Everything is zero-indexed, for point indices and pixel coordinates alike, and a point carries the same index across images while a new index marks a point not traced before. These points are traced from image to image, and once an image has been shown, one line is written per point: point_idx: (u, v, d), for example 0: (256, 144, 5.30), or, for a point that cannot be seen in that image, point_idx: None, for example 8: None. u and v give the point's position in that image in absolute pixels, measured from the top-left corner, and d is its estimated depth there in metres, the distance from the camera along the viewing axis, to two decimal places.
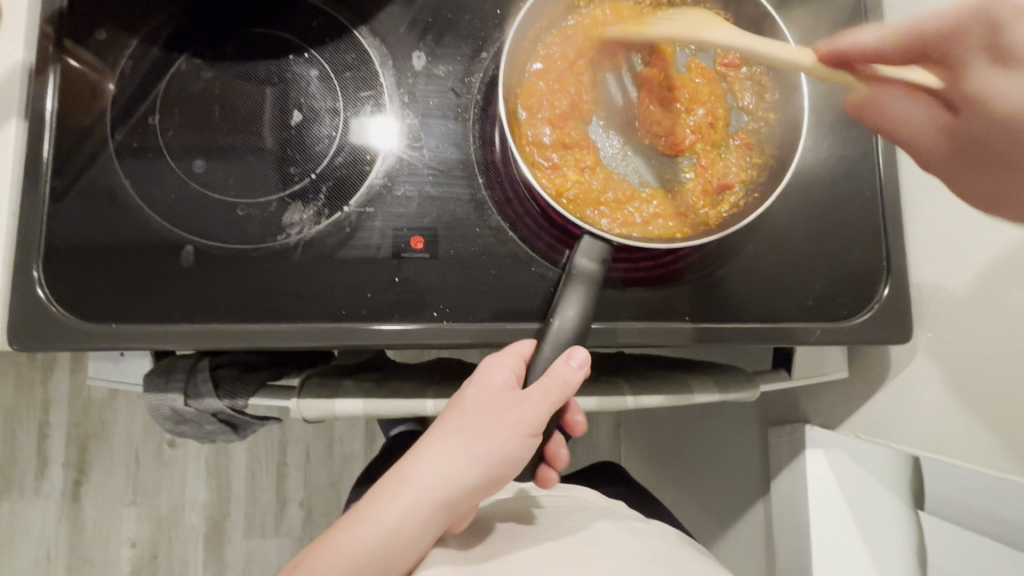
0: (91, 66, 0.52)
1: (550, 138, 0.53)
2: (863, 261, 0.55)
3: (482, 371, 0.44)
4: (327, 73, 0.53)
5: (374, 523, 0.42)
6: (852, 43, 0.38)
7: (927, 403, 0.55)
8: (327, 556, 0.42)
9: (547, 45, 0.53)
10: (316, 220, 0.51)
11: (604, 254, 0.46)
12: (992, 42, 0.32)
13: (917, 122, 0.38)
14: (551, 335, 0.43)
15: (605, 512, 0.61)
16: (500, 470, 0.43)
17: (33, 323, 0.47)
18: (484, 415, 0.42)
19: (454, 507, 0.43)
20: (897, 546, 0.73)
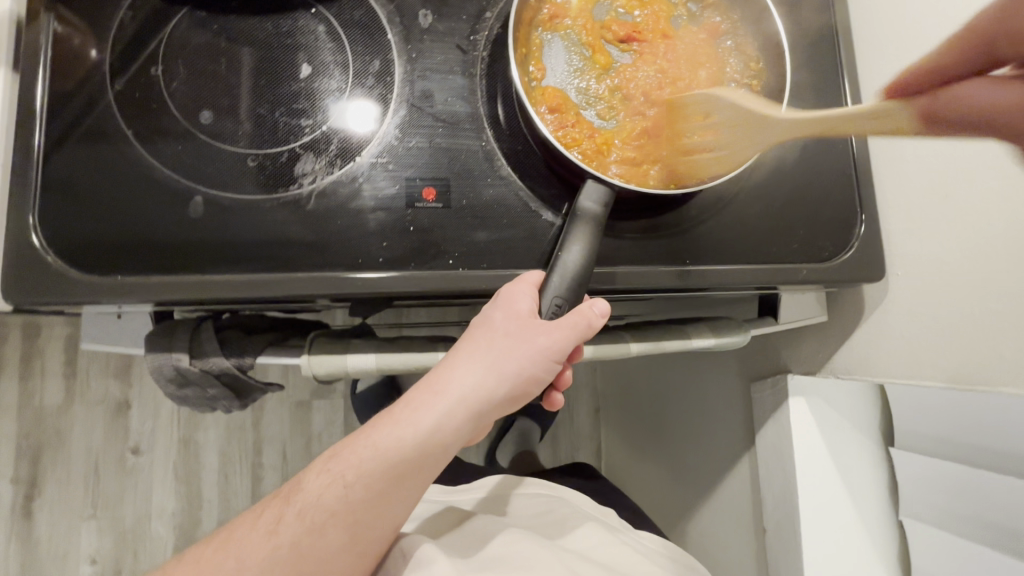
0: (85, 18, 0.52)
1: (554, 90, 0.55)
2: (839, 208, 0.60)
3: (508, 296, 0.45)
4: (335, 30, 0.54)
5: (409, 429, 0.44)
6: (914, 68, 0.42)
7: (902, 336, 0.60)
8: (362, 452, 0.44)
9: (549, 7, 0.56)
10: (328, 169, 0.52)
11: (607, 198, 0.49)
12: None
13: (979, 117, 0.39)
14: (562, 270, 0.45)
15: (591, 517, 0.65)
16: (524, 390, 0.45)
17: (29, 272, 0.46)
18: (512, 338, 0.44)
19: (482, 420, 0.45)
20: (871, 485, 0.79)
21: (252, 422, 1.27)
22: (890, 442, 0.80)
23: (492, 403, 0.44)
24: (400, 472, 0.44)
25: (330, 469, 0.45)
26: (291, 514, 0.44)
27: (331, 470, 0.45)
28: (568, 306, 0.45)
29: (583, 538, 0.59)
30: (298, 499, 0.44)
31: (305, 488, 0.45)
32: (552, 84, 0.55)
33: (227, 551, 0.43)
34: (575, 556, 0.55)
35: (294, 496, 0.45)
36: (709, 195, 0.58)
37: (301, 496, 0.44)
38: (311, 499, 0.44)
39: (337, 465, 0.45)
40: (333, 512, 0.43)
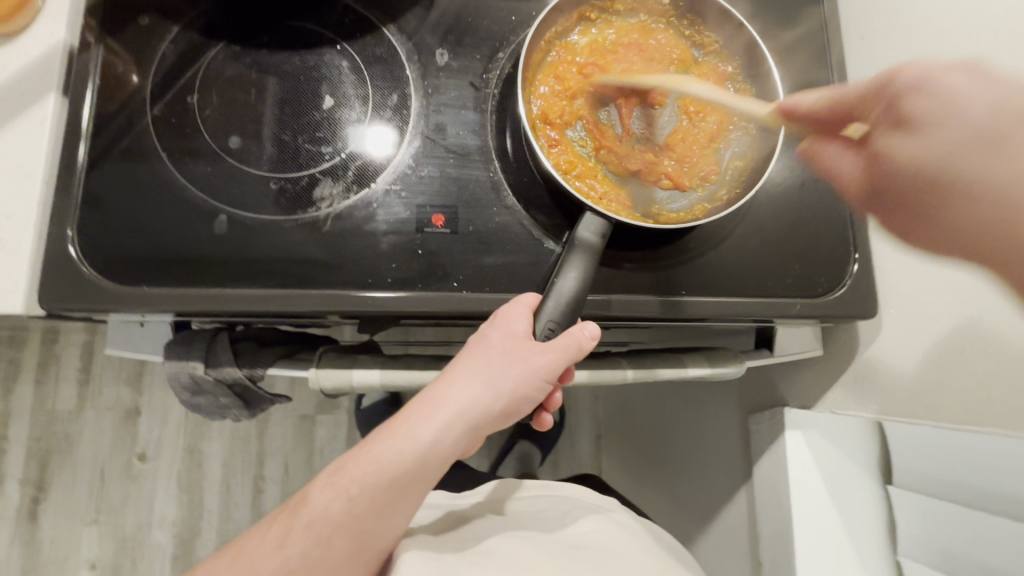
0: (130, 49, 0.56)
1: (557, 120, 0.58)
2: (833, 246, 0.62)
3: (504, 317, 0.47)
4: (358, 65, 0.58)
5: (409, 442, 0.45)
6: (830, 157, 0.54)
7: (894, 373, 0.62)
8: (367, 465, 0.46)
9: (559, 48, 0.60)
10: (345, 194, 0.55)
11: (604, 230, 0.51)
12: (892, 111, 0.49)
13: (852, 171, 0.53)
14: (556, 294, 0.48)
15: (591, 509, 0.65)
16: (519, 406, 0.47)
17: (64, 281, 0.49)
18: (508, 357, 0.46)
19: (478, 434, 0.47)
20: (868, 522, 0.79)
21: (256, 434, 1.28)
22: (888, 479, 0.80)
23: (489, 418, 0.46)
24: (402, 483, 0.45)
25: (334, 482, 0.46)
26: (298, 526, 0.45)
27: (336, 484, 0.46)
28: (560, 330, 0.47)
29: (580, 531, 0.60)
30: (305, 512, 0.46)
31: (312, 501, 0.46)
32: (556, 114, 0.59)
33: (238, 563, 0.45)
34: (573, 551, 0.55)
35: (299, 510, 0.46)
36: (706, 230, 0.61)
37: (307, 509, 0.46)
38: (317, 512, 0.46)
39: (342, 478, 0.46)
40: (338, 524, 0.45)
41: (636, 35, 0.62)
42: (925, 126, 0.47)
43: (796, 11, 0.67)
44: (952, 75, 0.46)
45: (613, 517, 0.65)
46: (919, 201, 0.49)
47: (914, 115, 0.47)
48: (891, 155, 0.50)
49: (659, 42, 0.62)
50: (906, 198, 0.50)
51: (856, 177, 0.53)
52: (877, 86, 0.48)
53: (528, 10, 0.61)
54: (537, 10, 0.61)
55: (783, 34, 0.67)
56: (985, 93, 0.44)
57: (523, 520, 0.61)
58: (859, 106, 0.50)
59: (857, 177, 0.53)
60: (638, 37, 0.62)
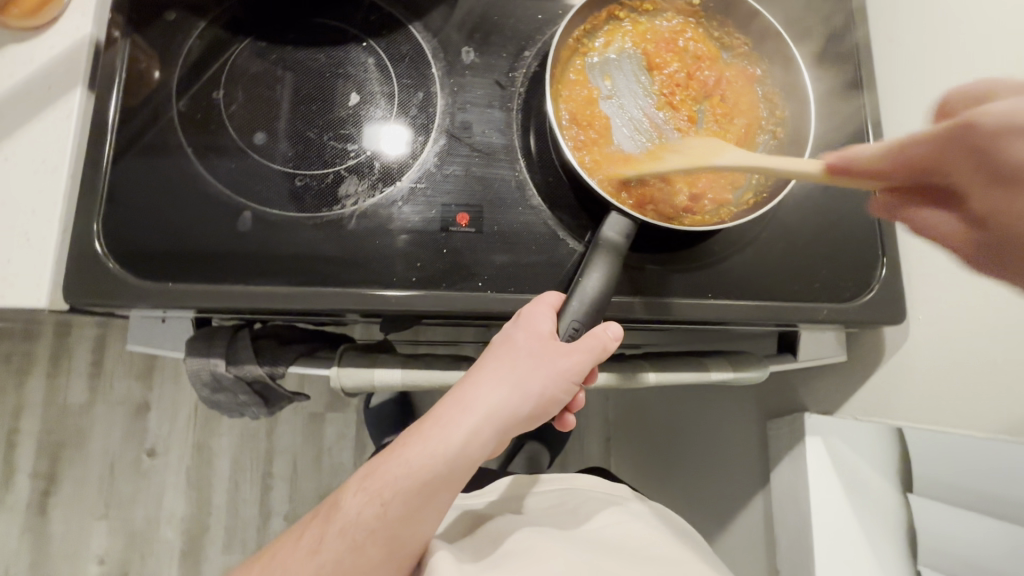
0: (155, 45, 0.56)
1: (584, 118, 0.58)
2: (860, 251, 0.61)
3: (529, 317, 0.47)
4: (384, 62, 0.58)
5: (439, 445, 0.45)
6: (920, 220, 0.42)
7: (921, 381, 0.60)
8: (397, 470, 0.45)
9: (588, 47, 0.60)
10: (370, 192, 0.55)
11: (628, 230, 0.51)
12: (980, 162, 0.36)
13: (951, 225, 0.40)
14: (581, 294, 0.47)
15: (607, 501, 0.64)
16: (549, 407, 0.46)
17: (89, 276, 0.49)
18: (535, 358, 0.45)
19: (508, 435, 0.46)
20: (888, 530, 0.77)
21: (266, 431, 1.28)
22: (908, 487, 0.79)
23: (519, 420, 0.46)
24: (434, 487, 0.45)
25: (365, 487, 0.46)
26: (332, 532, 0.45)
27: (367, 488, 0.46)
28: (584, 329, 0.47)
29: (600, 525, 0.59)
30: (338, 518, 0.45)
31: (343, 507, 0.46)
32: (581, 112, 0.58)
33: (275, 568, 0.45)
34: (593, 548, 0.55)
35: (333, 515, 0.46)
36: (732, 233, 0.60)
37: (340, 514, 0.46)
38: (349, 518, 0.45)
39: (372, 484, 0.46)
40: (372, 528, 0.45)
41: (662, 36, 0.62)
42: (1015, 171, 0.35)
43: (822, 14, 0.67)
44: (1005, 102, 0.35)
45: (631, 508, 0.64)
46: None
47: (1008, 164, 0.35)
48: (994, 210, 0.37)
49: (688, 44, 0.62)
50: None
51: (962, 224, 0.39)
52: (948, 135, 0.37)
53: (554, 9, 0.61)
54: (563, 9, 0.61)
55: (809, 37, 0.66)
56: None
57: (540, 516, 0.60)
58: (937, 161, 0.38)
59: (959, 232, 0.40)
60: (665, 38, 0.62)
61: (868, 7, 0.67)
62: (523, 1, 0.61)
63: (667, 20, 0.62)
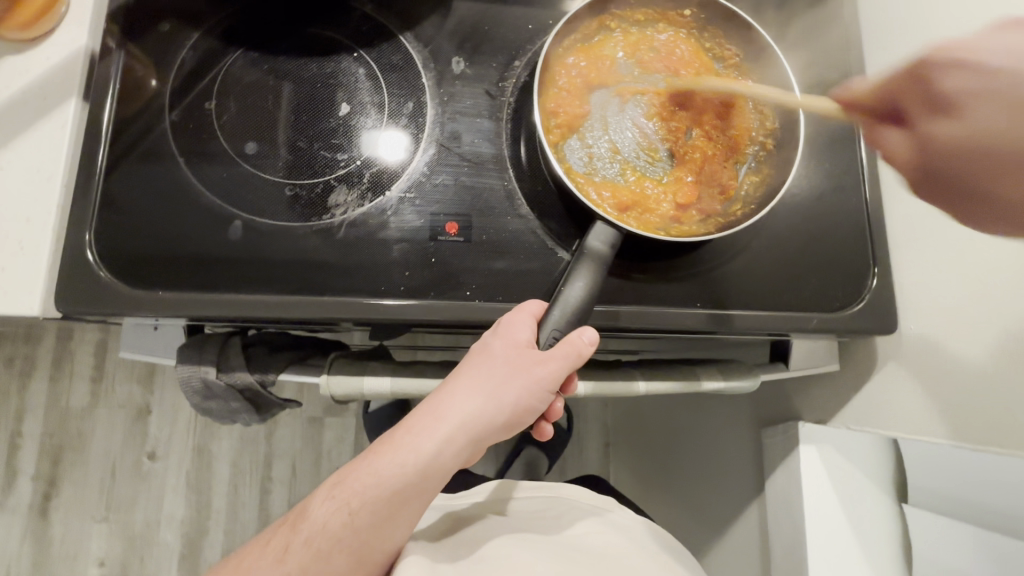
0: (150, 55, 0.57)
1: (573, 124, 0.58)
2: (852, 260, 0.61)
3: (508, 325, 0.47)
4: (374, 72, 0.58)
5: (410, 455, 0.45)
6: (883, 142, 0.41)
7: (914, 390, 0.60)
8: (366, 479, 0.45)
9: (580, 56, 0.60)
10: (359, 201, 0.55)
11: (615, 240, 0.51)
12: (928, 97, 0.37)
13: (900, 149, 0.40)
14: (564, 302, 0.47)
15: (587, 509, 0.64)
16: (523, 417, 0.47)
17: (81, 285, 0.50)
18: (509, 368, 0.45)
19: (480, 445, 0.47)
20: (883, 540, 0.77)
21: (265, 435, 1.29)
22: (904, 497, 0.78)
23: (492, 430, 0.46)
24: (403, 497, 0.45)
25: (335, 496, 0.46)
26: (298, 542, 0.45)
27: (336, 497, 0.46)
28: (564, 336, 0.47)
29: (581, 532, 0.59)
30: (304, 527, 0.46)
31: (312, 516, 0.46)
32: (571, 118, 0.58)
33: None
34: (569, 551, 0.55)
35: (300, 523, 0.46)
36: (722, 241, 0.60)
37: (308, 523, 0.46)
38: (316, 526, 0.45)
39: (341, 492, 0.46)
40: (338, 538, 0.45)
41: (654, 46, 0.62)
42: (966, 98, 0.35)
43: (815, 22, 0.67)
44: (1000, 38, 0.35)
45: (610, 518, 0.64)
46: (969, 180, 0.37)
47: (946, 97, 0.36)
48: (938, 142, 0.37)
49: (679, 54, 0.62)
50: (980, 187, 0.36)
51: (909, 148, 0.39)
52: (909, 74, 0.38)
53: (545, 18, 0.61)
54: (554, 18, 0.61)
55: (801, 46, 0.66)
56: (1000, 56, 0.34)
57: (522, 521, 0.60)
58: (897, 93, 0.39)
59: (905, 157, 0.39)
60: (656, 48, 0.62)
61: (861, 14, 0.67)
62: (514, 11, 0.61)
63: (659, 30, 0.63)
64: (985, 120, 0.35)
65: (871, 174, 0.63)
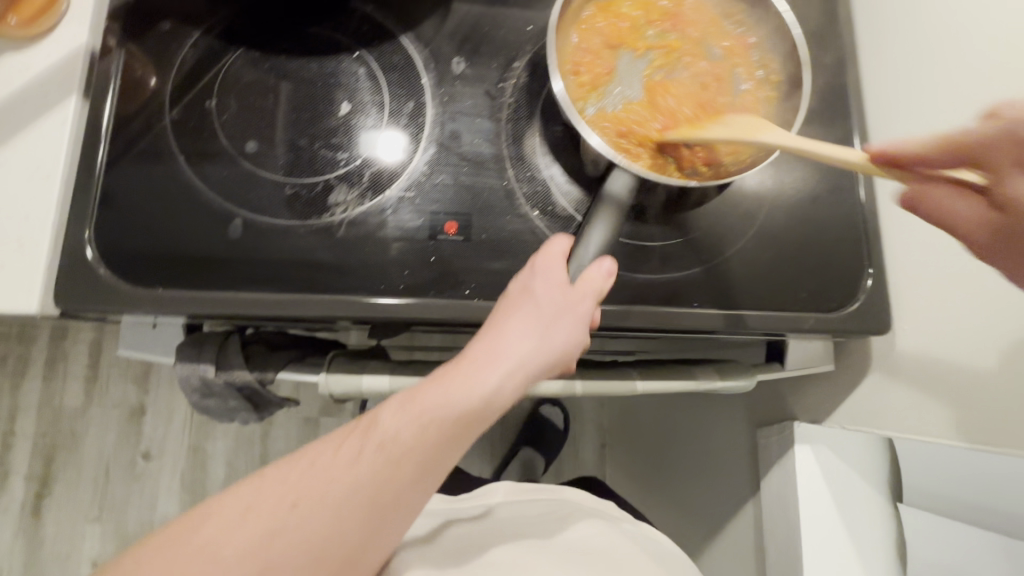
0: (148, 55, 0.57)
1: (591, 79, 0.58)
2: (846, 261, 0.62)
3: (545, 265, 0.44)
4: (374, 72, 0.58)
5: (472, 390, 0.40)
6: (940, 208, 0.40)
7: (907, 392, 0.61)
8: (430, 406, 0.40)
9: (596, 14, 0.60)
10: (359, 201, 0.55)
11: (632, 187, 0.49)
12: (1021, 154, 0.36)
13: (978, 215, 0.39)
14: (587, 245, 0.47)
15: (594, 514, 0.64)
16: (568, 362, 0.44)
17: (80, 282, 0.50)
18: (559, 304, 0.43)
19: (529, 389, 0.43)
20: (876, 541, 0.77)
21: (261, 436, 1.28)
22: (897, 497, 0.79)
23: (545, 371, 0.43)
24: (469, 426, 0.40)
25: (404, 411, 0.40)
26: (369, 451, 0.39)
27: (403, 415, 0.40)
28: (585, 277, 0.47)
29: (585, 535, 0.60)
30: (376, 435, 0.39)
31: (383, 425, 0.40)
32: (588, 75, 0.58)
33: (295, 498, 0.37)
34: (576, 560, 0.55)
35: (370, 431, 0.39)
36: (719, 241, 0.60)
37: (376, 433, 0.39)
38: (388, 441, 0.39)
39: (412, 409, 0.40)
40: (406, 459, 0.39)
41: (663, 10, 0.62)
42: None
43: (810, 26, 0.67)
44: None
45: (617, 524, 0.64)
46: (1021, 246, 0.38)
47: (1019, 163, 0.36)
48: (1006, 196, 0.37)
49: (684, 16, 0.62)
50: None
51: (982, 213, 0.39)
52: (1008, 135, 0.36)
53: (544, 20, 0.61)
54: None
55: None
56: None
57: (528, 523, 0.60)
58: (976, 153, 0.37)
59: (977, 227, 0.39)
60: (666, 12, 0.62)
61: (854, 19, 0.68)
62: (514, 13, 0.61)
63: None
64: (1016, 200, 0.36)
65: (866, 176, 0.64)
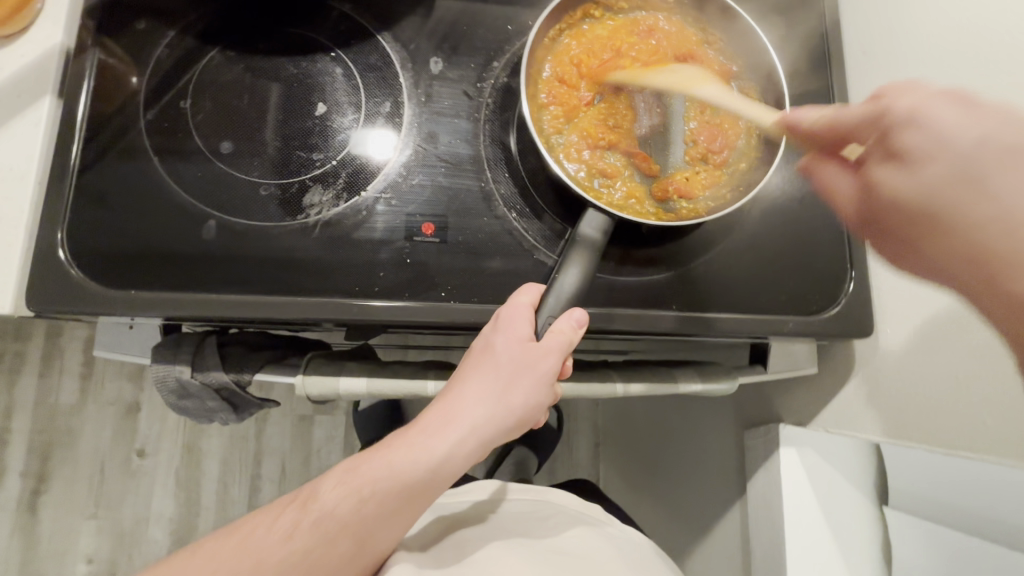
0: (124, 55, 0.57)
1: (563, 111, 0.58)
2: (829, 262, 0.61)
3: (507, 320, 0.46)
4: (351, 72, 0.58)
5: (423, 452, 0.44)
6: (829, 183, 0.50)
7: (892, 396, 0.60)
8: (379, 470, 0.44)
9: (567, 40, 0.59)
10: (335, 202, 0.55)
11: (606, 227, 0.50)
12: (886, 141, 0.45)
13: (847, 189, 0.49)
14: (558, 290, 0.47)
15: (579, 518, 0.63)
16: (531, 417, 0.46)
17: (53, 284, 0.49)
18: (517, 367, 0.45)
19: (491, 446, 0.46)
20: (863, 543, 0.77)
21: (254, 433, 1.29)
22: (884, 500, 0.79)
23: (504, 430, 0.45)
24: (413, 492, 0.44)
25: (347, 481, 0.44)
26: (306, 523, 0.44)
27: (347, 483, 0.44)
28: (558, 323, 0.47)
29: (568, 539, 0.59)
30: (314, 508, 0.44)
31: (321, 498, 0.45)
32: (560, 107, 0.58)
33: (243, 554, 0.42)
34: (559, 564, 0.54)
35: (309, 504, 0.44)
36: (700, 242, 0.60)
37: (317, 505, 0.44)
38: (326, 510, 0.44)
39: (353, 479, 0.44)
40: (345, 524, 0.44)
41: (638, 29, 0.61)
42: (916, 157, 0.43)
43: (797, 23, 0.66)
44: (945, 105, 0.42)
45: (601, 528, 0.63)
46: (911, 233, 0.45)
47: (907, 151, 0.44)
48: (878, 183, 0.46)
49: (657, 29, 0.61)
50: (907, 236, 0.45)
51: (856, 191, 0.49)
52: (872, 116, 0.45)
53: (525, 19, 0.61)
54: (534, 18, 0.61)
55: (784, 47, 0.66)
56: (946, 128, 0.42)
57: (510, 526, 0.59)
58: (852, 131, 0.46)
59: (850, 200, 0.49)
60: (640, 30, 0.61)
61: (841, 17, 0.67)
62: (494, 12, 0.61)
63: (641, 12, 0.62)
64: (909, 181, 0.44)
65: None
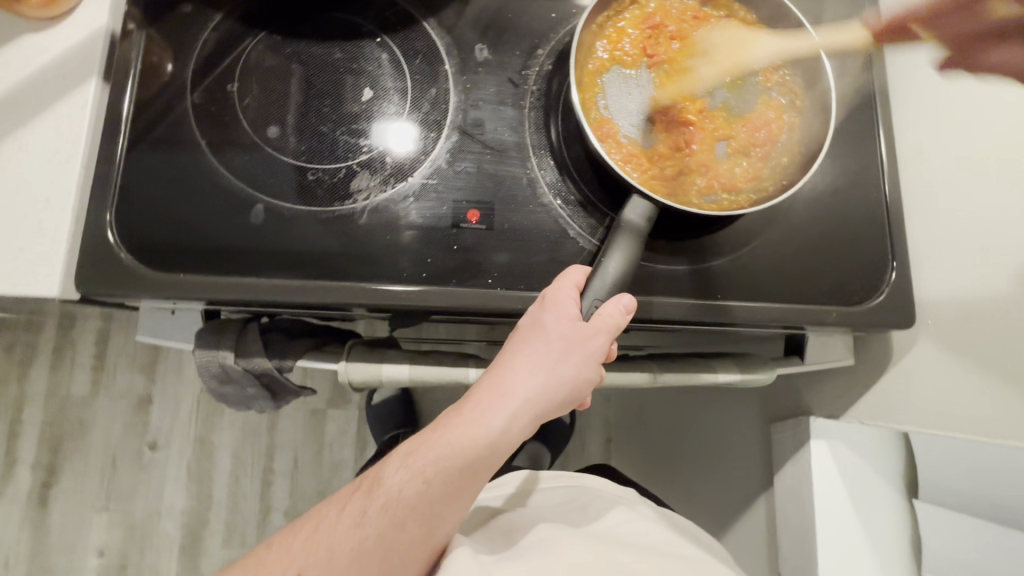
0: (167, 37, 0.56)
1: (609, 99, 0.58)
2: (869, 252, 0.61)
3: (554, 300, 0.46)
4: (397, 58, 0.58)
5: (480, 429, 0.43)
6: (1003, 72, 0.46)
7: (930, 387, 0.60)
8: (439, 449, 0.43)
9: (614, 29, 0.59)
10: (382, 187, 0.55)
11: (649, 213, 0.50)
12: None
13: None
14: (602, 275, 0.47)
15: (615, 500, 0.63)
16: (582, 392, 0.46)
17: (99, 266, 0.49)
18: (568, 342, 0.44)
19: (544, 421, 0.45)
20: (891, 536, 0.77)
21: (268, 426, 1.28)
22: (911, 492, 0.79)
23: (557, 404, 0.45)
24: (475, 469, 0.43)
25: (409, 464, 0.44)
26: (373, 508, 0.43)
27: (410, 465, 0.44)
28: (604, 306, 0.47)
29: (609, 523, 0.59)
30: (379, 494, 0.44)
31: (386, 482, 0.44)
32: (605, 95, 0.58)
33: (318, 542, 0.43)
34: (606, 545, 0.54)
35: (374, 490, 0.44)
36: (741, 233, 0.60)
37: (382, 490, 0.44)
38: (392, 494, 0.43)
39: (416, 461, 0.44)
40: (413, 507, 0.43)
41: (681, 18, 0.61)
42: None
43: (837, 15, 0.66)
44: None
45: (639, 511, 0.63)
46: None
47: None
48: None
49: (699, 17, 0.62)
50: None
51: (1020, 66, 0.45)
52: None
53: (569, 7, 0.61)
54: (579, 7, 0.61)
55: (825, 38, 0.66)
56: None
57: (549, 513, 0.59)
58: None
59: None
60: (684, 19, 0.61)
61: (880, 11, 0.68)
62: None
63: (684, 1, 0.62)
64: None
65: (892, 168, 0.63)
